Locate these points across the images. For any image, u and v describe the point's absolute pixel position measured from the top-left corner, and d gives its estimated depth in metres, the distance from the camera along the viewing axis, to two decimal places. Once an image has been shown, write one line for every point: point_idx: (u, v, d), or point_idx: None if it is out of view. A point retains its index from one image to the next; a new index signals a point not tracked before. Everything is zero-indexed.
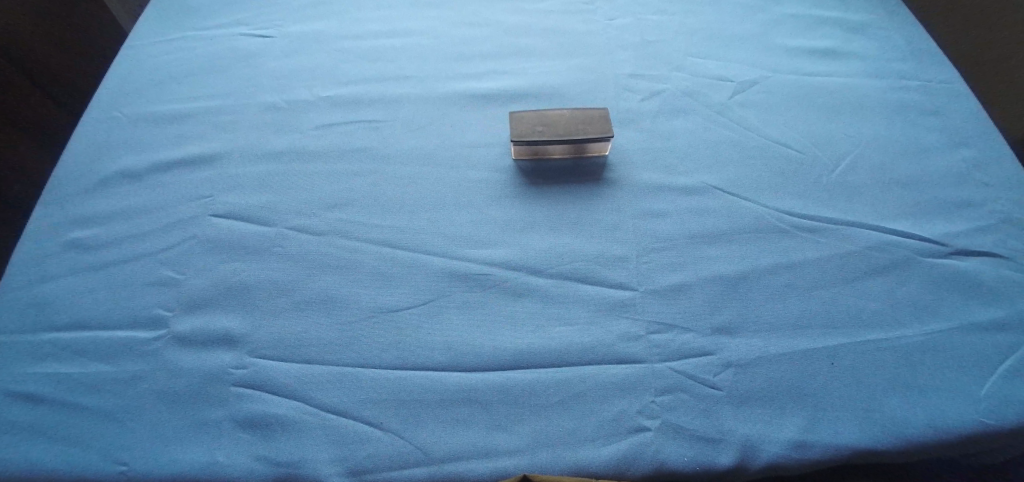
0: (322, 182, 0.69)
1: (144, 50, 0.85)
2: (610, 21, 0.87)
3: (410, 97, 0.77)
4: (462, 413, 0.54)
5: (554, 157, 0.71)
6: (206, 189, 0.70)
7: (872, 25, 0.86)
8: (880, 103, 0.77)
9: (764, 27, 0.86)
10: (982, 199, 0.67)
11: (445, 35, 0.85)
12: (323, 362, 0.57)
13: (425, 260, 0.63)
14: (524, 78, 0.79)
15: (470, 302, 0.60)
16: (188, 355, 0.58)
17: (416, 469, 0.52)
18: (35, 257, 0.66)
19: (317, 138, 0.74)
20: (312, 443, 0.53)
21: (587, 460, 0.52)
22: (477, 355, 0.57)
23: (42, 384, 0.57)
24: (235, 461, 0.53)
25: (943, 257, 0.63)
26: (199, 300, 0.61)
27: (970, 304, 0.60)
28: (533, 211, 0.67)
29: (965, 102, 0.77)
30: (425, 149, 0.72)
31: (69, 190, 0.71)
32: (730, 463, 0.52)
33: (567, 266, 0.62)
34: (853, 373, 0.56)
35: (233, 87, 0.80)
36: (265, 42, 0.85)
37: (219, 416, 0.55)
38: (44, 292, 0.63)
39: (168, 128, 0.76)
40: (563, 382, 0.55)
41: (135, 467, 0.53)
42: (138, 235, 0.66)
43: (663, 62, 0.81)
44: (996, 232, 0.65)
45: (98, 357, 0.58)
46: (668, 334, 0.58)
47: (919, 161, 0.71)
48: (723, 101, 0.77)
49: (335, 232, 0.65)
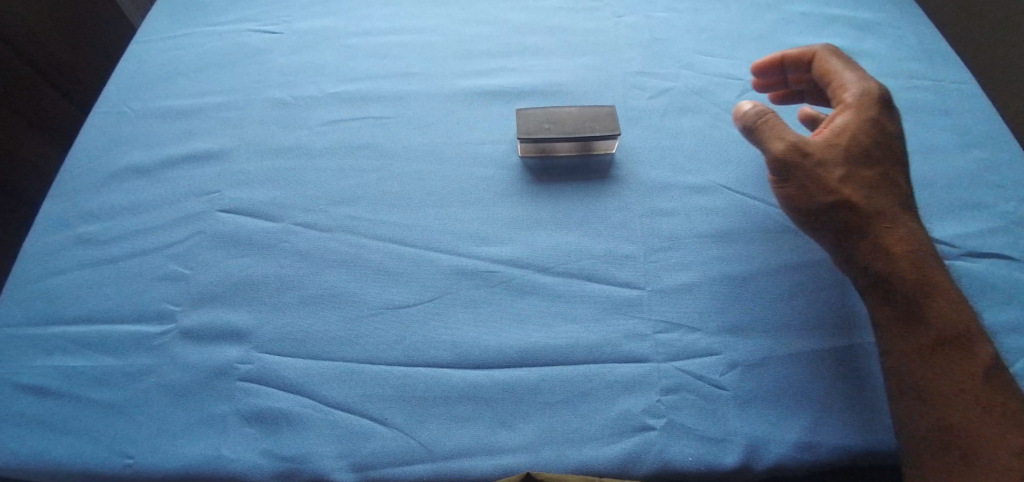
0: (329, 178, 0.69)
1: (154, 45, 0.86)
2: (619, 19, 0.86)
3: (417, 95, 0.77)
4: (467, 410, 0.54)
5: (561, 154, 0.71)
6: (214, 185, 0.70)
7: (883, 24, 0.86)
8: (892, 103, 0.76)
9: (774, 25, 0.85)
10: (993, 201, 0.67)
11: (452, 32, 0.85)
12: (329, 358, 0.57)
13: (431, 256, 0.63)
14: (531, 75, 0.79)
15: (476, 298, 0.60)
16: (195, 349, 0.58)
17: (420, 466, 0.52)
18: (44, 250, 0.66)
19: (324, 134, 0.74)
20: (317, 438, 0.53)
21: (592, 458, 0.52)
22: (483, 352, 0.57)
23: (50, 377, 0.57)
24: (239, 455, 0.53)
25: (954, 258, 0.63)
26: (206, 295, 0.61)
27: (981, 306, 0.59)
28: (540, 209, 0.66)
29: (977, 103, 0.76)
30: (432, 145, 0.72)
31: (79, 184, 0.71)
32: (734, 464, 0.52)
33: (573, 264, 0.62)
34: (809, 389, 0.55)
35: (241, 83, 0.80)
36: (272, 39, 0.85)
37: (224, 411, 0.55)
38: (55, 286, 0.63)
39: (176, 124, 0.76)
40: (569, 379, 0.55)
41: (141, 460, 0.53)
42: (146, 229, 0.67)
43: (671, 60, 0.81)
44: (1008, 234, 0.64)
45: (107, 351, 0.58)
46: (675, 333, 0.58)
47: (930, 161, 0.70)
48: (732, 99, 0.76)
49: (341, 228, 0.65)
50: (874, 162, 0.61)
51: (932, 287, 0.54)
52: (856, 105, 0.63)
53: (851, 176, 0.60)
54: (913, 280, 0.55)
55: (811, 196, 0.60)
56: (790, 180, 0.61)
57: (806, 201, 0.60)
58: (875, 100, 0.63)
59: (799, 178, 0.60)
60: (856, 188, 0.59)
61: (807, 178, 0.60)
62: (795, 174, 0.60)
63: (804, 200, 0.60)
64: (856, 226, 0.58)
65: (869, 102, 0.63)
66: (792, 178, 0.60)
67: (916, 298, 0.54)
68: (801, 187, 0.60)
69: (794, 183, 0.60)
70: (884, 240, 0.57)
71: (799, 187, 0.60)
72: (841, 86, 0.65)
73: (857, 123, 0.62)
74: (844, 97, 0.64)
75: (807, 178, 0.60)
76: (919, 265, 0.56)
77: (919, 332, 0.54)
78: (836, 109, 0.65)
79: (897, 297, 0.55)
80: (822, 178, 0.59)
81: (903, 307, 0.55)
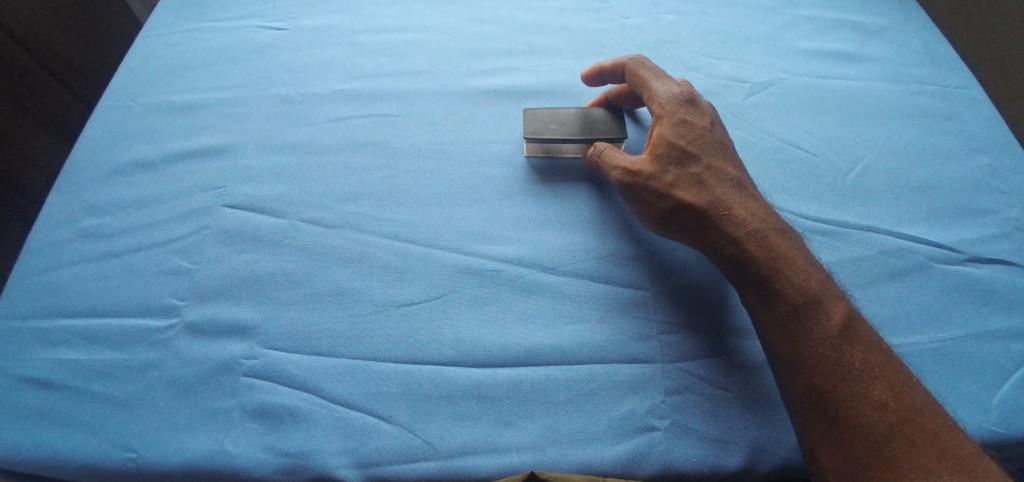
0: (335, 175, 0.69)
1: (161, 40, 0.86)
2: (626, 20, 0.86)
3: (424, 93, 0.77)
4: (471, 409, 0.54)
5: (566, 155, 0.70)
6: (220, 180, 0.70)
7: (888, 28, 0.86)
8: (896, 107, 0.76)
9: (780, 29, 0.86)
10: (997, 207, 0.67)
11: (459, 30, 0.85)
12: (334, 355, 0.57)
13: (437, 254, 0.63)
14: (538, 75, 0.79)
15: (482, 297, 0.60)
16: (199, 344, 0.58)
17: (424, 464, 0.52)
18: (49, 243, 0.66)
19: (330, 131, 0.74)
20: (321, 434, 0.53)
21: (595, 459, 0.52)
22: (487, 351, 0.57)
23: (54, 370, 0.57)
24: (242, 451, 0.53)
25: (958, 263, 0.63)
26: (211, 290, 0.61)
27: (984, 311, 0.60)
28: (546, 209, 0.66)
29: (981, 108, 0.76)
30: (438, 143, 0.72)
31: (84, 178, 0.71)
32: (737, 466, 0.52)
33: (579, 264, 0.62)
34: (752, 388, 0.55)
35: (247, 79, 0.80)
36: (279, 35, 0.85)
37: (228, 406, 0.55)
38: (59, 279, 0.63)
39: (182, 119, 0.76)
40: (574, 379, 0.55)
41: (144, 455, 0.53)
42: (151, 224, 0.67)
43: (678, 62, 0.81)
44: (1012, 240, 0.64)
45: (111, 345, 0.58)
46: (679, 334, 0.58)
47: (935, 167, 0.71)
48: (737, 102, 0.77)
49: (347, 225, 0.65)
50: (693, 158, 0.62)
51: (776, 279, 0.56)
52: (662, 113, 0.65)
53: (680, 179, 0.61)
54: (761, 266, 0.57)
55: (654, 211, 0.62)
56: (637, 200, 0.63)
57: (660, 217, 0.62)
58: (678, 101, 0.65)
59: (639, 196, 0.62)
60: (686, 185, 0.61)
61: (647, 193, 0.62)
62: (638, 193, 0.62)
63: (652, 216, 0.62)
64: (701, 231, 0.60)
65: (675, 107, 0.65)
66: (635, 196, 0.63)
67: (767, 276, 0.56)
68: (645, 206, 0.62)
69: (640, 203, 0.63)
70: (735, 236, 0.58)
71: (647, 206, 0.62)
72: (649, 96, 0.67)
73: (664, 131, 0.64)
74: (653, 109, 0.66)
75: (647, 195, 0.62)
76: (768, 244, 0.57)
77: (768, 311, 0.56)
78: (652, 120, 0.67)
79: (744, 276, 0.57)
80: (659, 192, 0.61)
81: (756, 290, 0.57)
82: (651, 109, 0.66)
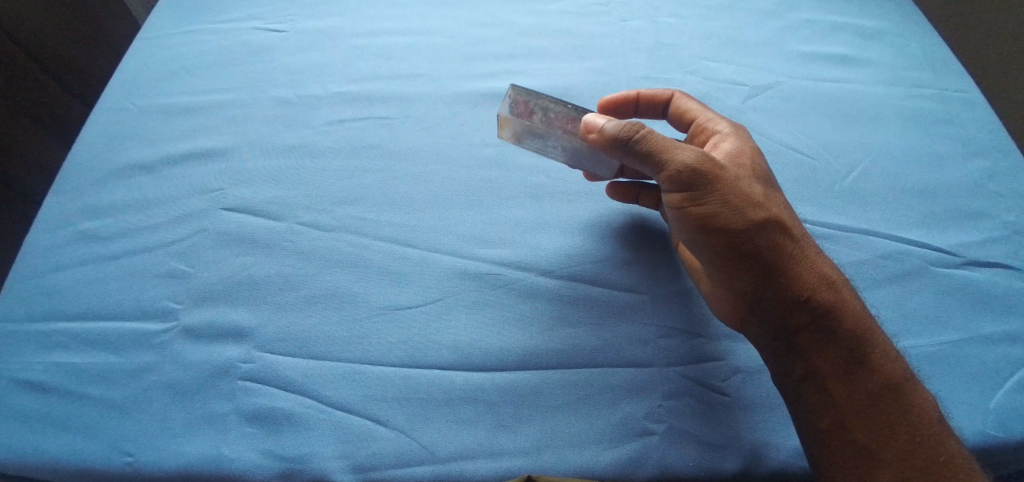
0: (332, 178, 0.69)
1: (160, 43, 0.86)
2: (625, 23, 0.86)
3: (422, 96, 0.77)
4: (468, 413, 0.54)
5: (535, 147, 0.66)
6: (217, 183, 0.70)
7: (887, 32, 0.86)
8: (894, 111, 0.76)
9: (778, 32, 0.86)
10: (995, 210, 0.67)
11: (458, 33, 0.85)
12: (331, 358, 0.57)
13: (434, 258, 0.63)
14: (537, 79, 0.79)
15: (479, 301, 0.60)
16: (195, 347, 0.58)
17: (420, 468, 0.52)
18: (46, 246, 0.66)
19: (328, 134, 0.74)
20: (317, 438, 0.53)
21: (592, 463, 0.52)
22: (484, 355, 0.57)
23: (50, 373, 0.57)
24: (239, 454, 0.53)
25: (955, 267, 0.63)
26: (207, 293, 0.61)
27: (982, 315, 0.60)
28: (544, 213, 0.66)
29: (979, 112, 0.76)
30: (436, 146, 0.72)
31: (80, 180, 0.71)
32: (734, 470, 0.52)
33: (577, 267, 0.62)
34: (749, 393, 0.55)
35: (245, 82, 0.80)
36: (278, 37, 0.85)
37: (225, 409, 0.55)
38: (56, 282, 0.63)
39: (180, 121, 0.76)
40: (571, 383, 0.55)
41: (140, 459, 0.53)
42: (148, 227, 0.67)
43: (676, 65, 0.81)
44: (1009, 244, 0.64)
45: (107, 348, 0.58)
46: (676, 338, 0.58)
47: (932, 170, 0.71)
48: (735, 105, 0.77)
49: (344, 228, 0.65)
50: (773, 184, 0.60)
51: (864, 315, 0.54)
52: (739, 135, 0.63)
53: (769, 195, 0.57)
54: (851, 300, 0.54)
55: (736, 211, 0.53)
56: (714, 193, 0.53)
57: (742, 220, 0.53)
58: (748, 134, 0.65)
59: (720, 189, 0.53)
60: (776, 203, 0.56)
61: (734, 191, 0.54)
62: (720, 187, 0.53)
63: (729, 217, 0.53)
64: (785, 249, 0.54)
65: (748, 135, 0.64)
66: (714, 187, 0.53)
67: (857, 309, 0.54)
68: (725, 203, 0.53)
69: (719, 195, 0.53)
70: (821, 266, 0.55)
71: (727, 204, 0.53)
72: (717, 118, 0.65)
73: (742, 149, 0.61)
74: (726, 128, 0.64)
75: (735, 192, 0.54)
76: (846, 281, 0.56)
77: (833, 345, 0.53)
78: (717, 136, 0.64)
79: (834, 304, 0.53)
80: (748, 195, 0.54)
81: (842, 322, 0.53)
82: (721, 127, 0.64)
